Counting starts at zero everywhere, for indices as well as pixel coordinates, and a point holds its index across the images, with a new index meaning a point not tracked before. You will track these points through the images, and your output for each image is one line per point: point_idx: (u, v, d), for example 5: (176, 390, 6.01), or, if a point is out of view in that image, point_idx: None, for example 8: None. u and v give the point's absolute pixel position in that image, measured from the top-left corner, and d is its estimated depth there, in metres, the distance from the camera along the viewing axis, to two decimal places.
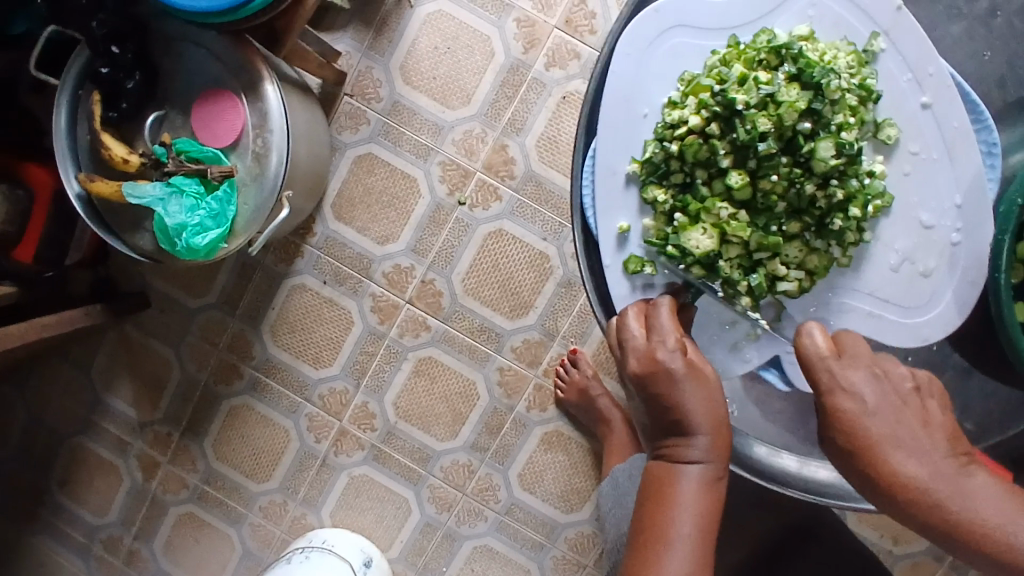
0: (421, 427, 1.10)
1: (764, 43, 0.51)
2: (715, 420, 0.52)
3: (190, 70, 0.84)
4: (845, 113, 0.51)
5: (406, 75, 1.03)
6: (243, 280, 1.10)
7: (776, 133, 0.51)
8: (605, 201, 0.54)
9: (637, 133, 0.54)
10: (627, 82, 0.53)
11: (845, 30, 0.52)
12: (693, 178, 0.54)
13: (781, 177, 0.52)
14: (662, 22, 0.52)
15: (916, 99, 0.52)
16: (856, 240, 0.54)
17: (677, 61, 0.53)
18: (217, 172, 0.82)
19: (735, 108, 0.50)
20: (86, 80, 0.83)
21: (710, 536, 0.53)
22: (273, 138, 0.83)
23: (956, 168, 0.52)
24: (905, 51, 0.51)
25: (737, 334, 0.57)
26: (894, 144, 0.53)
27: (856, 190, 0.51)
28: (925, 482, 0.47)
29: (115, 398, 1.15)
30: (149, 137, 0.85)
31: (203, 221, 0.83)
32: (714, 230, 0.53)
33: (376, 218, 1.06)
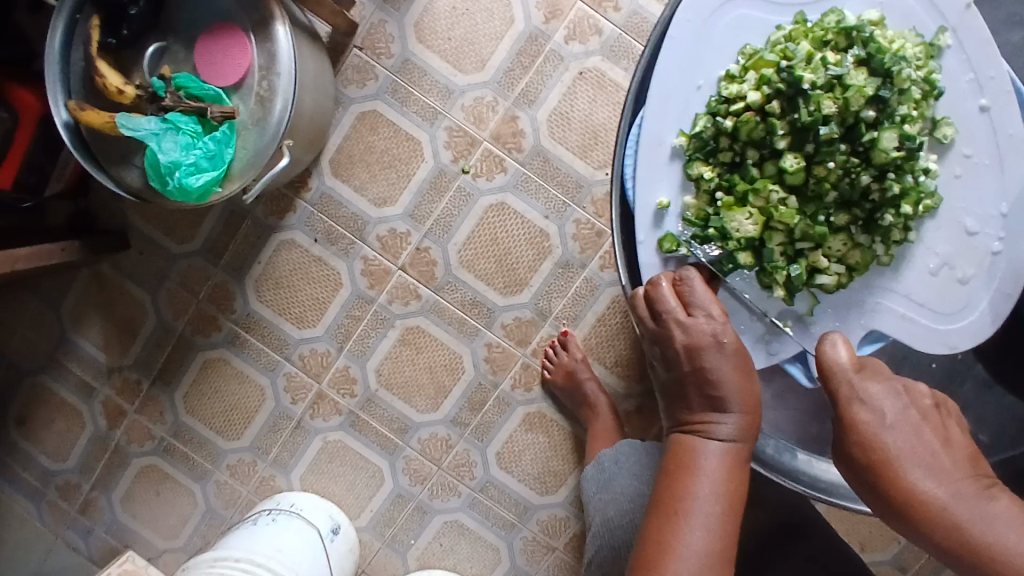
0: (402, 397, 1.08)
1: (833, 23, 0.51)
2: (748, 400, 0.53)
3: (198, 2, 0.80)
4: (909, 106, 0.51)
5: (420, 33, 0.99)
6: (230, 229, 1.06)
7: (839, 118, 0.51)
8: (648, 174, 0.54)
9: (691, 106, 0.54)
10: (687, 51, 0.53)
11: (914, 22, 0.52)
12: (744, 159, 0.54)
13: (838, 165, 0.52)
14: None
15: (975, 100, 0.52)
16: (900, 239, 0.54)
17: (739, 34, 0.53)
18: (218, 111, 0.78)
19: (801, 87, 0.50)
20: (85, 3, 0.78)
21: (732, 514, 0.52)
22: (280, 82, 0.79)
23: (1005, 176, 0.52)
24: (970, 51, 0.51)
25: (762, 327, 0.56)
26: (949, 144, 0.53)
27: (910, 186, 0.52)
28: (942, 502, 0.46)
29: (83, 339, 1.11)
30: (148, 67, 0.80)
31: (198, 161, 0.79)
32: (759, 215, 0.53)
33: (375, 179, 1.02)
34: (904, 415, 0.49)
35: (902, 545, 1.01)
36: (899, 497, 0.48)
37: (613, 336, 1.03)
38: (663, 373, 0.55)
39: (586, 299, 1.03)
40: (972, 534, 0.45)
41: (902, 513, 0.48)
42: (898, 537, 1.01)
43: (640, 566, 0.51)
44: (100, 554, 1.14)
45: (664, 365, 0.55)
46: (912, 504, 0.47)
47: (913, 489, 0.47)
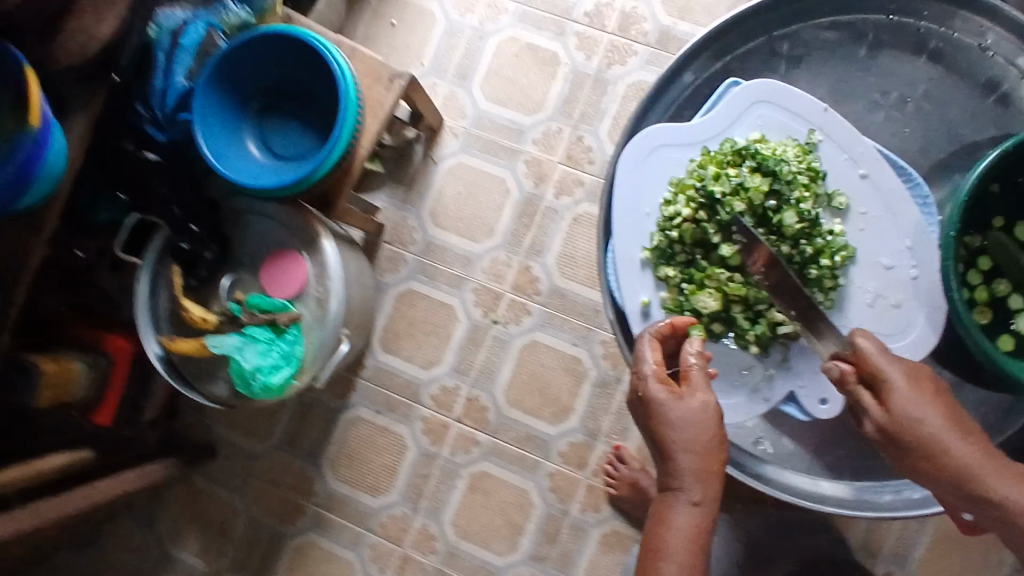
0: (481, 542, 1.13)
1: (728, 148, 0.66)
2: (691, 445, 0.61)
3: (255, 237, 1.00)
4: (801, 190, 0.64)
5: (435, 219, 1.18)
6: (302, 419, 1.19)
7: (751, 211, 0.65)
8: (627, 285, 0.67)
9: (644, 228, 0.67)
10: (630, 192, 0.67)
11: (788, 130, 0.67)
12: (692, 256, 0.67)
13: (762, 244, 0.65)
14: (648, 145, 0.67)
15: (855, 171, 0.65)
16: (834, 285, 0.65)
17: (666, 170, 0.67)
18: (286, 318, 0.94)
19: (715, 198, 0.64)
20: (165, 255, 1.00)
21: (695, 555, 0.60)
22: (333, 284, 0.95)
23: (897, 220, 0.65)
24: (838, 140, 0.66)
25: (754, 378, 0.68)
26: (846, 208, 0.66)
27: (822, 246, 0.65)
28: (962, 463, 0.57)
29: (182, 549, 1.20)
30: (225, 296, 0.98)
31: (276, 362, 0.94)
32: (717, 292, 0.66)
33: (421, 346, 1.16)
34: (934, 393, 0.59)
35: None
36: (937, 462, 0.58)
37: None
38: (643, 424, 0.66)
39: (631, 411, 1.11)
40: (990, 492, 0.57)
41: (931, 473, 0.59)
42: None
43: None
44: None
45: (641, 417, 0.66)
46: (946, 465, 0.58)
47: (943, 451, 0.58)
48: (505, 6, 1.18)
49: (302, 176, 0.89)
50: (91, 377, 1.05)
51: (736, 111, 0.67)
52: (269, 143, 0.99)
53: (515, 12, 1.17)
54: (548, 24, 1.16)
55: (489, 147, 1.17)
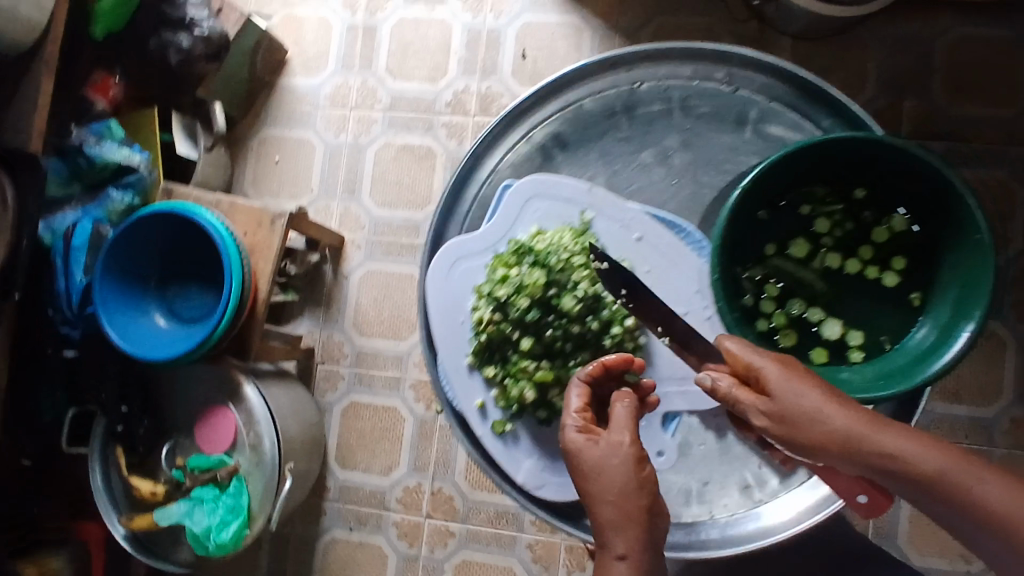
0: None
1: (512, 249, 0.73)
2: (617, 494, 0.57)
3: (187, 398, 1.02)
4: (579, 271, 0.72)
5: (360, 328, 1.21)
6: (282, 555, 1.20)
7: (539, 302, 0.72)
8: (460, 392, 0.74)
9: (462, 336, 0.74)
10: (444, 306, 0.74)
11: (563, 216, 0.73)
12: (507, 354, 0.74)
13: (555, 330, 0.73)
14: (448, 262, 0.74)
15: (631, 236, 0.72)
16: (637, 345, 0.72)
17: (468, 279, 0.74)
18: (225, 472, 0.97)
19: (503, 299, 0.72)
20: (107, 440, 1.02)
21: None
22: (262, 426, 0.98)
23: (682, 271, 0.71)
24: (607, 214, 0.73)
25: None
26: (633, 272, 0.73)
27: (610, 315, 0.72)
28: (851, 429, 0.57)
29: None
30: (167, 464, 1.01)
31: (224, 517, 0.96)
32: (533, 384, 0.72)
33: (375, 453, 1.19)
34: (807, 373, 0.61)
35: None
36: (834, 440, 0.57)
37: None
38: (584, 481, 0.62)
39: None
40: (886, 448, 0.56)
41: (830, 450, 0.57)
42: None
43: None
44: None
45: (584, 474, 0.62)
46: (837, 436, 0.57)
47: (829, 423, 0.57)
48: (373, 117, 1.24)
49: (208, 332, 0.94)
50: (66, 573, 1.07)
51: (514, 210, 0.74)
52: (174, 310, 1.03)
53: (383, 120, 1.24)
54: (416, 122, 1.23)
55: (392, 248, 1.22)
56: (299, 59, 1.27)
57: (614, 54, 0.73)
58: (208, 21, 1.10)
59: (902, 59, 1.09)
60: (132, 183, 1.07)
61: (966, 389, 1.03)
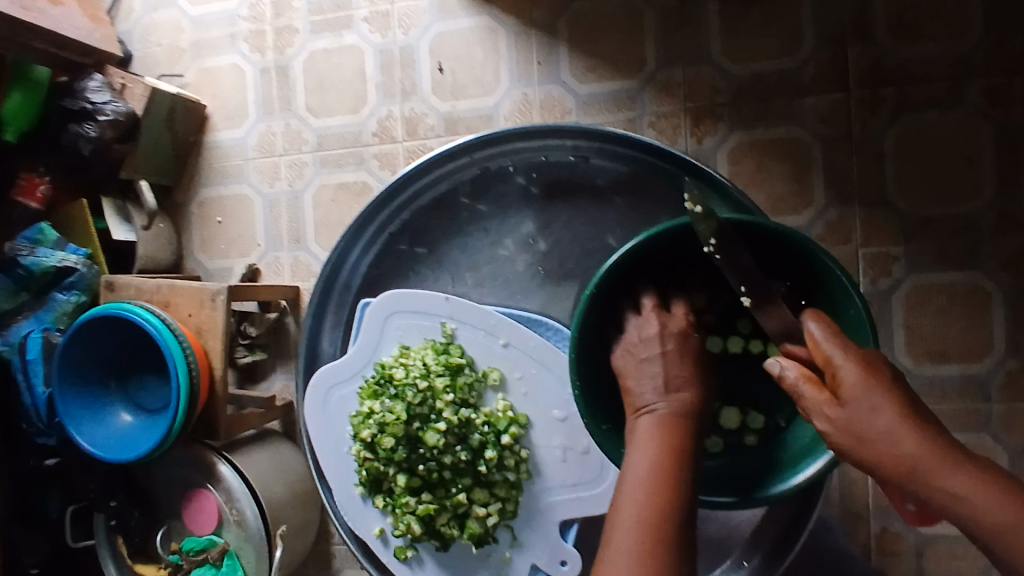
0: None
1: (376, 379, 0.79)
2: (675, 382, 0.64)
3: (171, 482, 1.06)
4: (442, 398, 0.76)
5: None
6: None
7: (406, 437, 0.76)
8: (360, 521, 0.81)
9: (349, 468, 0.81)
10: (327, 435, 0.82)
11: (426, 334, 0.80)
12: (390, 486, 0.79)
13: (428, 459, 0.76)
14: (323, 392, 0.82)
15: (497, 344, 0.78)
16: (518, 457, 0.76)
17: (345, 406, 0.82)
18: (215, 552, 1.00)
19: (371, 438, 0.76)
20: (109, 531, 1.06)
21: (664, 482, 0.58)
22: (243, 503, 1.00)
23: (551, 372, 0.77)
24: (468, 328, 0.79)
25: (499, 557, 0.79)
26: (502, 380, 0.78)
27: (484, 435, 0.76)
28: (919, 459, 0.49)
29: None
30: (162, 549, 1.04)
31: None
32: (416, 515, 0.76)
33: None
34: (897, 384, 0.52)
35: None
36: (897, 467, 0.49)
37: None
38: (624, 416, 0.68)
39: None
40: (942, 487, 0.48)
41: (884, 473, 0.50)
42: None
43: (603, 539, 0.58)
44: None
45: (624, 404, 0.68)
46: (895, 462, 0.49)
47: (892, 446, 0.49)
48: (304, 160, 1.21)
49: (164, 433, 0.95)
50: None
51: (378, 329, 0.81)
52: (140, 405, 1.05)
53: (314, 161, 1.20)
54: (347, 158, 1.19)
55: None
56: (220, 114, 1.24)
57: (460, 141, 0.80)
58: (112, 103, 1.07)
59: (840, 0, 1.00)
60: (74, 283, 1.08)
61: (954, 347, 0.98)
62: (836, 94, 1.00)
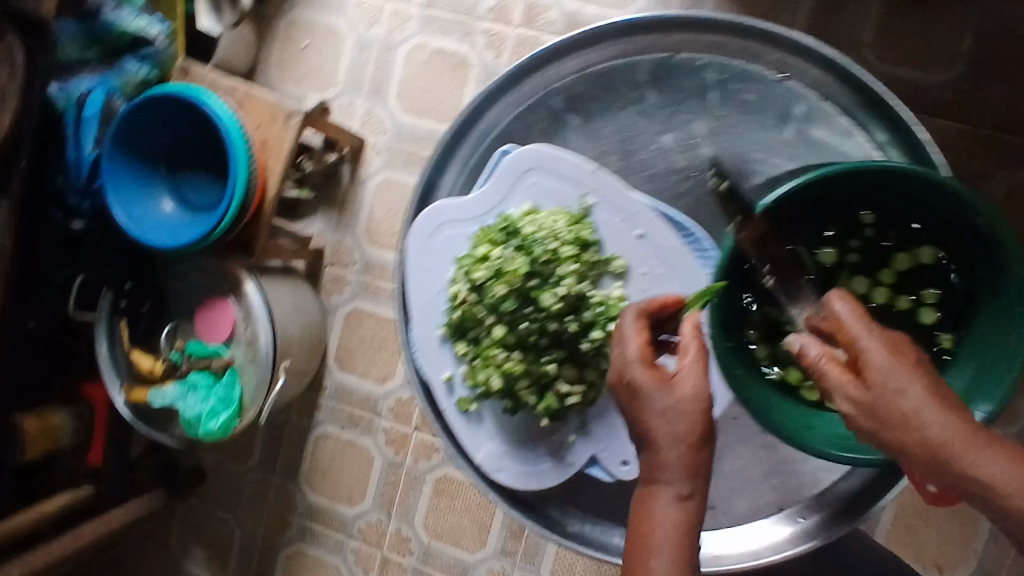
0: (453, 542, 1.19)
1: (499, 228, 0.76)
2: (691, 433, 0.60)
3: (187, 285, 1.04)
4: (566, 264, 0.74)
5: (371, 237, 1.19)
6: (277, 440, 1.26)
7: (515, 291, 0.75)
8: (430, 362, 0.79)
9: (439, 308, 0.79)
10: (426, 269, 0.79)
11: (562, 201, 0.76)
12: (480, 335, 0.78)
13: (531, 321, 0.75)
14: (434, 226, 0.78)
15: (633, 233, 0.74)
16: (617, 351, 0.74)
17: (452, 247, 0.78)
18: (218, 364, 0.99)
19: (481, 282, 0.75)
20: (114, 314, 1.04)
21: (685, 554, 0.58)
22: (259, 325, 0.99)
23: (680, 278, 0.73)
24: (608, 208, 0.75)
25: (560, 441, 0.77)
26: (626, 271, 0.75)
27: (592, 317, 0.74)
28: (950, 441, 0.51)
29: (191, 562, 1.32)
30: (166, 345, 1.03)
31: (214, 407, 0.98)
32: (499, 371, 0.75)
33: (374, 362, 1.21)
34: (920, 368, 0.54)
35: (981, 556, 1.00)
36: (922, 445, 0.51)
37: None
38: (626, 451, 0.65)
39: None
40: (973, 472, 0.51)
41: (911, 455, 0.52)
42: (971, 552, 1.00)
43: None
44: None
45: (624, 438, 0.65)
46: (927, 441, 0.51)
47: (927, 426, 0.51)
48: (409, 14, 1.15)
49: (207, 232, 0.93)
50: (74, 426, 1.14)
51: (512, 180, 0.77)
52: (184, 198, 1.02)
53: (419, 19, 1.15)
54: (454, 26, 1.13)
55: (411, 159, 1.16)
56: None
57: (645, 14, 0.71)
58: None
59: (1006, 32, 0.95)
60: (149, 55, 1.06)
61: None
62: (968, 125, 0.96)
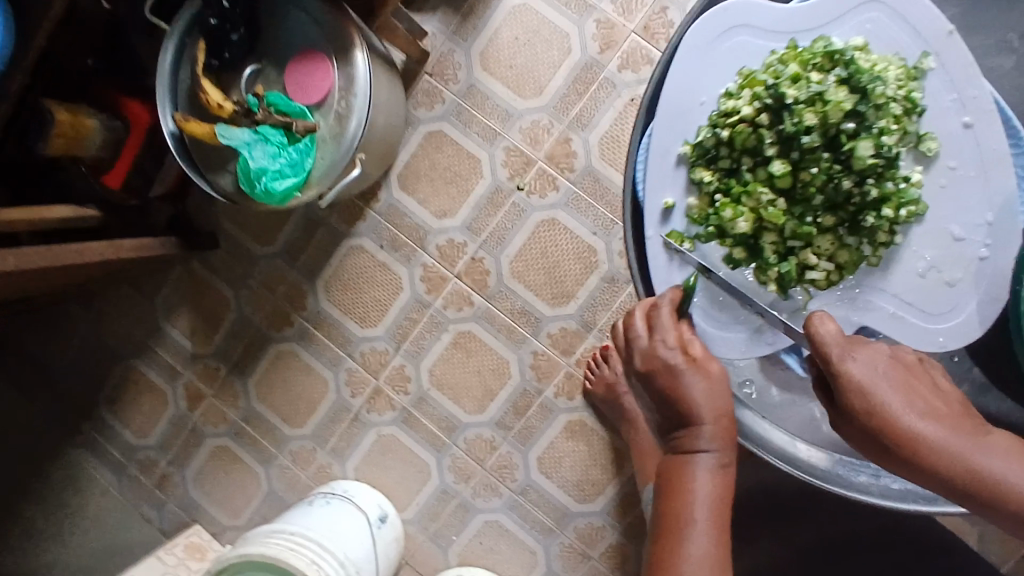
0: (452, 397, 1.15)
1: (821, 47, 0.52)
2: (718, 412, 0.60)
3: (291, 32, 0.91)
4: (889, 121, 0.51)
5: (485, 61, 1.08)
6: (307, 235, 1.17)
7: (821, 130, 0.52)
8: (654, 180, 0.55)
9: (696, 121, 0.54)
10: (689, 72, 0.54)
11: (897, 48, 0.52)
12: (734, 165, 0.55)
13: (821, 170, 0.53)
14: (729, 19, 0.53)
15: (959, 116, 0.51)
16: (887, 240, 0.54)
17: (740, 57, 0.54)
18: (302, 126, 0.88)
19: (785, 103, 0.51)
20: (193, 29, 0.89)
21: (719, 512, 0.63)
22: (357, 102, 0.89)
23: (989, 185, 0.52)
24: (952, 71, 0.51)
25: (754, 323, 0.58)
26: (933, 157, 0.53)
27: (891, 191, 0.52)
28: (946, 442, 0.47)
29: (173, 326, 1.23)
30: (244, 86, 0.91)
31: (282, 168, 0.89)
32: (751, 214, 0.54)
33: (438, 193, 1.12)
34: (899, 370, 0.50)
35: None
36: (910, 445, 0.47)
37: None
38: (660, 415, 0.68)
39: None
40: (981, 472, 0.47)
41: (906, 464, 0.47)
42: None
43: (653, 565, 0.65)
44: (170, 527, 1.24)
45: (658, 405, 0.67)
46: (913, 446, 0.47)
47: (914, 432, 0.48)
48: None
49: None
50: (104, 137, 0.99)
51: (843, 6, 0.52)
52: None
53: None
54: None
55: None
56: None
57: None
58: None
59: None
60: None
61: None
62: None
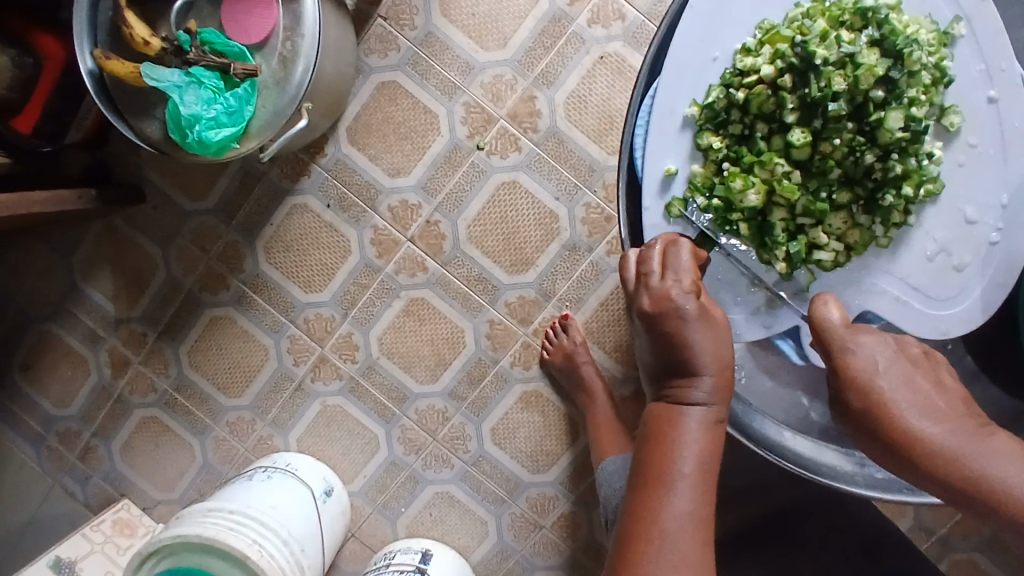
0: (403, 365, 1.09)
1: (850, 3, 0.50)
2: (721, 363, 0.52)
3: None
4: (918, 89, 0.49)
5: (444, 7, 1.01)
6: (245, 190, 1.08)
7: (848, 95, 0.50)
8: (657, 143, 0.54)
9: (706, 78, 0.53)
10: (706, 22, 0.52)
11: (929, 8, 0.51)
12: (750, 131, 0.53)
13: (843, 142, 0.50)
14: None
15: (984, 91, 0.50)
16: (900, 222, 0.53)
17: (759, 9, 0.52)
18: (240, 68, 0.78)
19: (813, 63, 0.49)
20: None
21: (708, 474, 0.53)
22: (303, 44, 0.80)
23: (1007, 168, 0.51)
24: (983, 42, 0.50)
25: (759, 300, 0.55)
26: (955, 132, 0.51)
27: (913, 169, 0.51)
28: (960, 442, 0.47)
29: (93, 287, 1.11)
30: (174, 21, 0.81)
31: (218, 116, 0.79)
32: (763, 187, 0.52)
33: (390, 149, 1.04)
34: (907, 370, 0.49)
35: None
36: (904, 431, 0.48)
37: (613, 321, 1.04)
38: (641, 360, 0.57)
39: (591, 283, 1.04)
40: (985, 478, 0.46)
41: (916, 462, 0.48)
42: None
43: (625, 535, 0.53)
44: (95, 501, 1.15)
45: (642, 349, 0.56)
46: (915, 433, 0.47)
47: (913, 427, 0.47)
48: None
49: None
50: (12, 75, 0.87)
51: None
52: None
53: None
54: None
55: None
56: None
57: None
58: None
59: None
60: None
61: None
62: None
